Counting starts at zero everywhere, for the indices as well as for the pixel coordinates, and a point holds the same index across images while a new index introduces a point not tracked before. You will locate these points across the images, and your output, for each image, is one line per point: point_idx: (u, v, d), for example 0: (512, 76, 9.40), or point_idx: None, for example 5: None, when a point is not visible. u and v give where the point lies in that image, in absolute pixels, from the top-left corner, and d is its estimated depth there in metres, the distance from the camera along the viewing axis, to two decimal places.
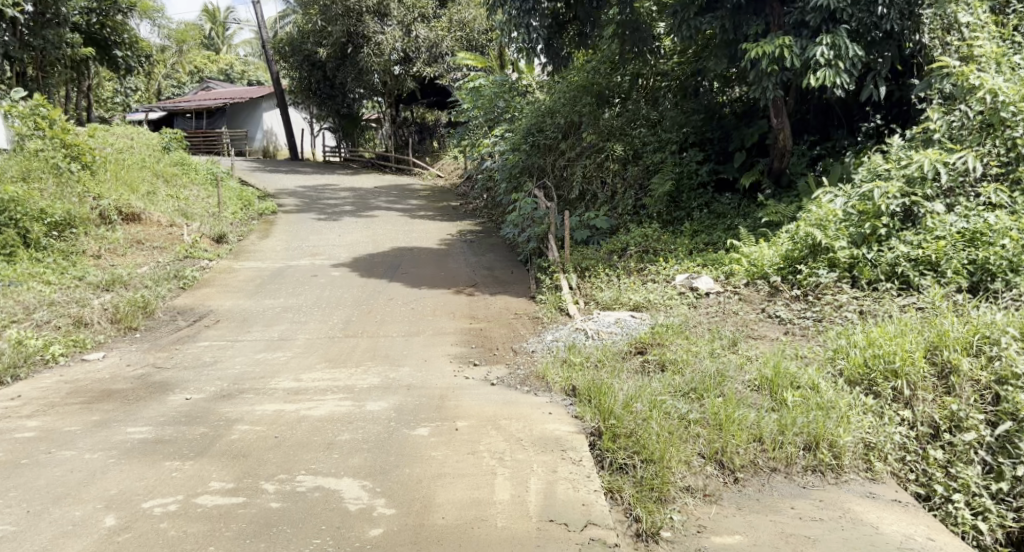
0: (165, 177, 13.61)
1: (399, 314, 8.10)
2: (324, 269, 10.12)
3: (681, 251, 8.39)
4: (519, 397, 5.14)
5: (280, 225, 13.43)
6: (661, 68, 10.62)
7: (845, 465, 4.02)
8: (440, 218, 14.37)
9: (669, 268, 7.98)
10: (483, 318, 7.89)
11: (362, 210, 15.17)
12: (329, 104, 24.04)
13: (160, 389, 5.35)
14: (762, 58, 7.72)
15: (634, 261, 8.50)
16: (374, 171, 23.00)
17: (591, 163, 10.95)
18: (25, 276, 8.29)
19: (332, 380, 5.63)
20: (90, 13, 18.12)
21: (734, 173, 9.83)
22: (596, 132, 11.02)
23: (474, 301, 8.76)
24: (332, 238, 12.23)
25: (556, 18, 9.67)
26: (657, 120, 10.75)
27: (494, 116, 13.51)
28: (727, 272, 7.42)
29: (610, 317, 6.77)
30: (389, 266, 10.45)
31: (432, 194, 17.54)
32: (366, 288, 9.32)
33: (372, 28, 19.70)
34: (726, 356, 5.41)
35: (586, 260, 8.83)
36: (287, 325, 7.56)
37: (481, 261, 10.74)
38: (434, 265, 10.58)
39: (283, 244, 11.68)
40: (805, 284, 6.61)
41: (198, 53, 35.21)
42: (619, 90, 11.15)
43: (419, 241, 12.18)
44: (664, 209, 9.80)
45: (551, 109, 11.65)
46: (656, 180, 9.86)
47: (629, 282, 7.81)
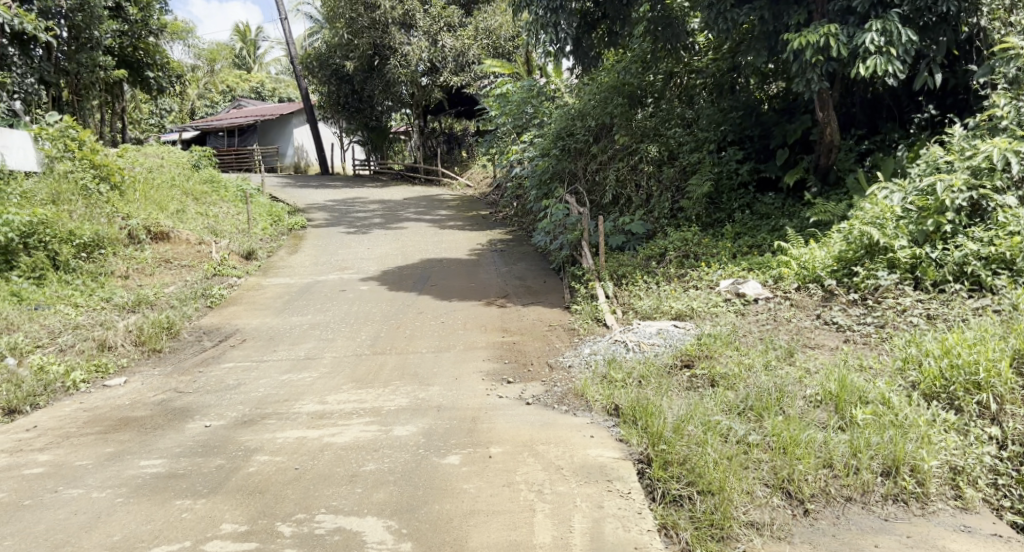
0: (194, 196, 13.58)
1: (429, 328, 7.78)
2: (352, 284, 9.87)
3: (724, 255, 7.94)
4: (557, 417, 4.76)
5: (310, 239, 13.29)
6: (695, 64, 10.12)
7: (930, 493, 3.58)
8: (470, 228, 14.08)
9: (712, 273, 7.54)
10: (517, 330, 7.54)
11: (391, 222, 14.98)
12: (357, 117, 23.86)
13: (179, 416, 5.11)
14: (806, 49, 7.26)
15: (675, 267, 8.05)
16: (404, 183, 22.87)
17: (624, 166, 10.56)
18: (53, 299, 8.19)
19: (358, 402, 5.33)
20: (122, 35, 18.06)
21: (777, 172, 9.35)
22: (628, 133, 10.58)
23: (507, 313, 8.40)
24: (362, 251, 12.01)
25: (585, 18, 9.34)
26: (693, 119, 10.31)
27: (523, 122, 13.20)
28: (775, 276, 6.99)
29: (651, 327, 6.35)
30: (419, 278, 10.17)
31: (462, 203, 17.29)
32: (396, 302, 9.04)
33: (397, 39, 19.52)
34: (782, 369, 4.96)
35: (622, 267, 8.42)
36: (313, 343, 7.29)
37: (512, 271, 10.40)
38: (464, 275, 10.26)
39: (311, 258, 11.48)
40: (863, 287, 6.10)
41: (230, 72, 35.70)
42: (652, 90, 10.54)
43: (449, 252, 11.90)
44: (703, 210, 9.37)
45: (581, 111, 11.25)
46: (694, 181, 9.42)
47: (670, 289, 7.39)
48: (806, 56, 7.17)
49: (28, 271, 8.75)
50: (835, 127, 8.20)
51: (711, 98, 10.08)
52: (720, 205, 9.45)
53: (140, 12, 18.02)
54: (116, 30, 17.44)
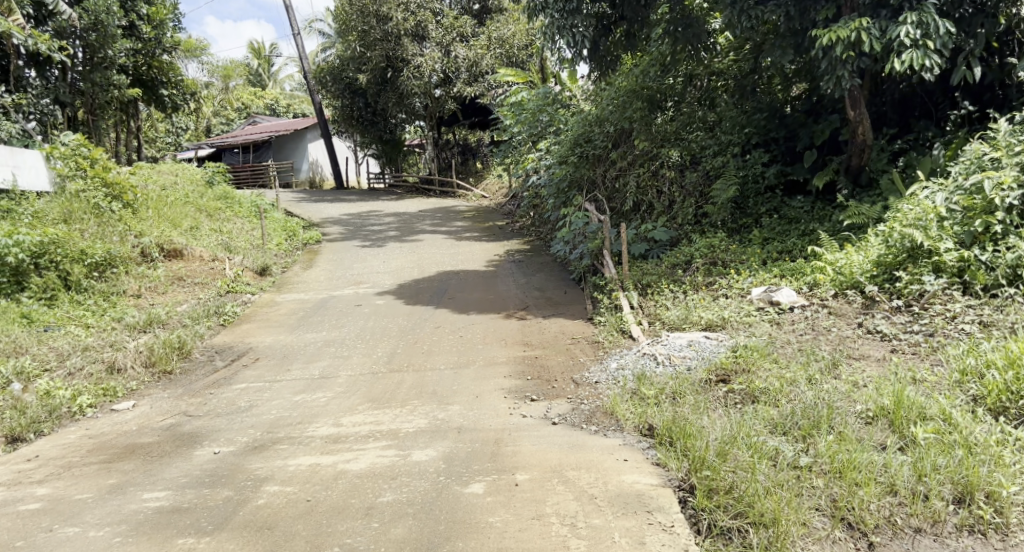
0: (208, 212, 13.45)
1: (448, 343, 7.51)
2: (368, 298, 9.63)
3: (754, 261, 7.62)
4: (586, 438, 4.44)
5: (325, 254, 13.11)
6: (716, 65, 9.77)
7: (1012, 524, 3.25)
8: (486, 239, 13.84)
9: (742, 281, 7.20)
10: (539, 344, 7.24)
11: (407, 235, 14.76)
12: (371, 131, 23.70)
13: (187, 442, 4.86)
14: (836, 44, 6.94)
15: (702, 276, 7.71)
16: (419, 195, 22.71)
17: (644, 172, 10.23)
18: (63, 320, 8.01)
19: (375, 424, 5.05)
20: (137, 54, 18.12)
21: (805, 174, 9.04)
22: (648, 138, 10.27)
23: (528, 326, 8.10)
24: (377, 265, 11.77)
25: (602, 21, 9.10)
26: (716, 122, 9.99)
27: (539, 130, 12.96)
28: (811, 283, 6.67)
29: (681, 339, 6.02)
30: (436, 291, 9.91)
31: (478, 214, 17.07)
32: (412, 316, 8.78)
33: (410, 51, 19.42)
34: (828, 383, 4.60)
35: (647, 276, 8.10)
36: (328, 361, 7.03)
37: (531, 282, 10.12)
38: (482, 288, 9.98)
39: (326, 273, 11.26)
40: (907, 293, 5.75)
41: (244, 90, 35.91)
42: (672, 93, 10.25)
43: (466, 264, 11.65)
44: (729, 216, 9.10)
45: (599, 117, 10.96)
46: (718, 186, 9.12)
47: (699, 299, 7.07)
48: (836, 52, 6.86)
49: (40, 292, 8.58)
50: (867, 125, 7.83)
51: (734, 100, 9.75)
52: (747, 210, 9.15)
53: (153, 30, 18.03)
54: (130, 49, 17.40)
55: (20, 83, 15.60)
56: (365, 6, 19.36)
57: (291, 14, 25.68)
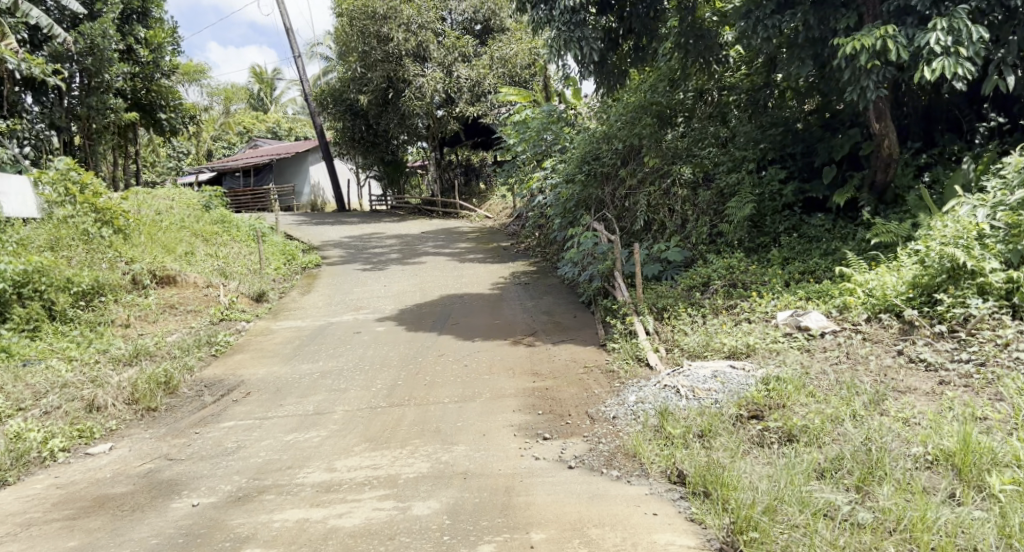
0: (204, 237, 13.08)
1: (454, 372, 7.06)
2: (367, 325, 9.18)
3: (777, 282, 7.19)
4: (608, 485, 3.97)
5: (324, 278, 12.71)
6: (726, 80, 9.58)
7: None
8: (491, 261, 13.44)
9: (765, 306, 6.75)
10: (548, 374, 6.80)
11: (409, 257, 14.38)
12: (373, 151, 23.56)
13: (165, 492, 4.42)
14: (860, 53, 6.58)
15: (722, 299, 7.26)
16: (421, 217, 22.38)
17: (655, 191, 9.83)
18: (45, 352, 7.58)
19: (372, 468, 4.59)
20: (135, 78, 17.90)
21: (823, 192, 8.67)
22: (658, 155, 9.85)
23: (536, 354, 7.64)
24: (378, 289, 11.34)
25: (608, 35, 8.79)
26: (729, 137, 9.61)
27: (543, 149, 12.60)
28: (841, 306, 6.24)
29: (705, 369, 5.56)
30: (439, 316, 9.46)
31: (482, 235, 16.69)
32: (415, 343, 8.33)
33: (412, 71, 19.13)
34: (875, 420, 4.12)
35: (662, 299, 7.65)
36: (324, 395, 6.58)
37: (538, 305, 9.70)
38: (487, 312, 9.54)
39: (325, 298, 10.82)
40: (949, 317, 5.33)
41: (246, 114, 35.78)
42: (682, 108, 9.94)
43: (470, 286, 11.24)
44: (745, 235, 8.69)
45: (607, 134, 10.55)
46: (733, 204, 8.74)
47: (723, 326, 6.62)
48: (861, 63, 6.50)
49: (22, 323, 8.14)
50: (893, 139, 7.39)
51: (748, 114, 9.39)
52: (764, 229, 8.78)
53: (151, 54, 17.70)
54: (127, 72, 16.99)
55: (15, 107, 15.29)
56: (365, 27, 19.09)
57: (291, 36, 25.47)
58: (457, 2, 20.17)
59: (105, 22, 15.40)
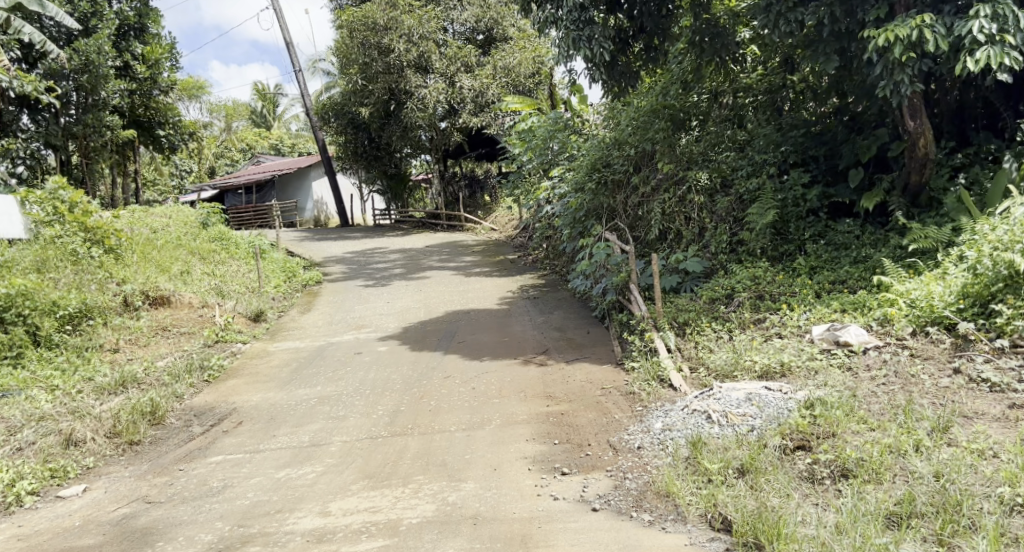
0: (201, 255, 12.62)
1: (462, 395, 6.58)
2: (369, 344, 8.68)
3: (807, 294, 6.71)
4: (641, 536, 3.53)
5: (324, 295, 12.24)
6: (742, 81, 9.14)
7: None
8: (497, 274, 12.97)
9: (797, 320, 6.23)
10: (563, 395, 6.31)
11: (413, 271, 13.91)
12: (375, 165, 23.11)
13: (136, 545, 3.92)
14: (894, 44, 6.11)
15: (748, 312, 6.75)
16: (425, 230, 21.97)
17: (670, 198, 9.26)
18: (27, 381, 7.11)
19: (371, 511, 4.09)
20: (133, 95, 17.54)
21: (849, 196, 8.20)
22: (672, 161, 9.35)
23: (550, 374, 7.13)
24: (381, 306, 10.85)
25: (620, 35, 8.36)
26: (747, 141, 9.13)
27: (549, 158, 12.16)
28: (882, 318, 5.75)
29: (737, 391, 5.09)
30: (445, 333, 8.95)
31: (487, 248, 16.24)
32: (419, 363, 7.83)
33: (413, 82, 18.74)
34: (944, 453, 3.64)
35: (683, 312, 7.15)
36: (321, 423, 6.08)
37: (549, 320, 9.20)
38: (496, 328, 9.03)
39: (325, 316, 10.32)
40: (1010, 330, 4.94)
41: (248, 131, 35.52)
42: (696, 112, 9.45)
43: (477, 301, 10.75)
44: (768, 243, 8.23)
45: (618, 139, 10.10)
46: (753, 210, 8.27)
47: (754, 342, 6.10)
48: (895, 55, 6.03)
49: (3, 349, 7.66)
50: (930, 137, 6.83)
51: (766, 117, 8.92)
52: (789, 236, 8.31)
53: (150, 69, 17.30)
54: (125, 89, 16.56)
55: (9, 127, 14.90)
56: (365, 38, 18.73)
57: (291, 51, 25.20)
58: (458, 13, 19.80)
59: (100, 38, 15.01)
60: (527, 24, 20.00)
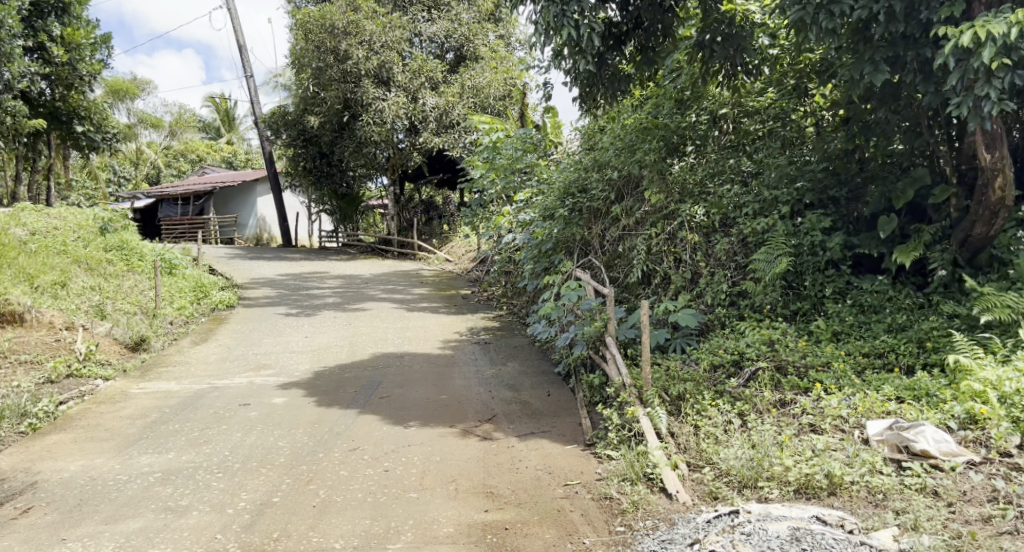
0: (89, 265, 10.49)
1: (367, 482, 4.67)
2: (265, 392, 6.70)
3: (844, 369, 5.04)
4: None
5: (235, 321, 10.21)
6: (749, 104, 7.60)
7: None
8: (446, 310, 11.14)
9: (838, 405, 4.54)
10: (508, 493, 4.46)
11: (349, 301, 11.97)
12: (324, 182, 21.03)
13: None
14: (984, 47, 4.58)
15: (765, 390, 5.02)
16: (374, 257, 20.08)
17: (657, 235, 7.62)
18: None
19: None
20: (46, 80, 15.26)
21: (879, 248, 6.64)
22: (662, 190, 7.71)
23: (496, 452, 5.28)
24: (297, 341, 8.86)
25: (609, 28, 6.77)
26: (754, 173, 7.56)
27: (513, 182, 10.48)
28: (963, 416, 4.10)
29: (776, 525, 3.35)
30: (366, 383, 7.03)
31: (439, 280, 14.42)
32: (321, 422, 5.88)
33: (371, 93, 16.94)
34: None
35: (676, 380, 5.41)
36: (147, 517, 4.11)
37: (500, 373, 7.38)
38: (431, 379, 7.16)
39: (223, 350, 8.31)
40: None
41: (198, 140, 33.29)
42: (694, 135, 7.75)
43: (415, 342, 8.88)
44: (778, 299, 6.62)
45: (597, 160, 8.46)
46: (761, 256, 6.68)
47: (781, 435, 4.36)
48: (984, 59, 4.51)
49: None
50: (1011, 174, 5.51)
51: (778, 146, 7.37)
52: (802, 292, 6.70)
53: (69, 51, 15.15)
54: (35, 72, 14.34)
55: None
56: (321, 42, 17.00)
57: (244, 54, 23.25)
58: (426, 26, 18.17)
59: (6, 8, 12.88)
60: (500, 44, 18.61)
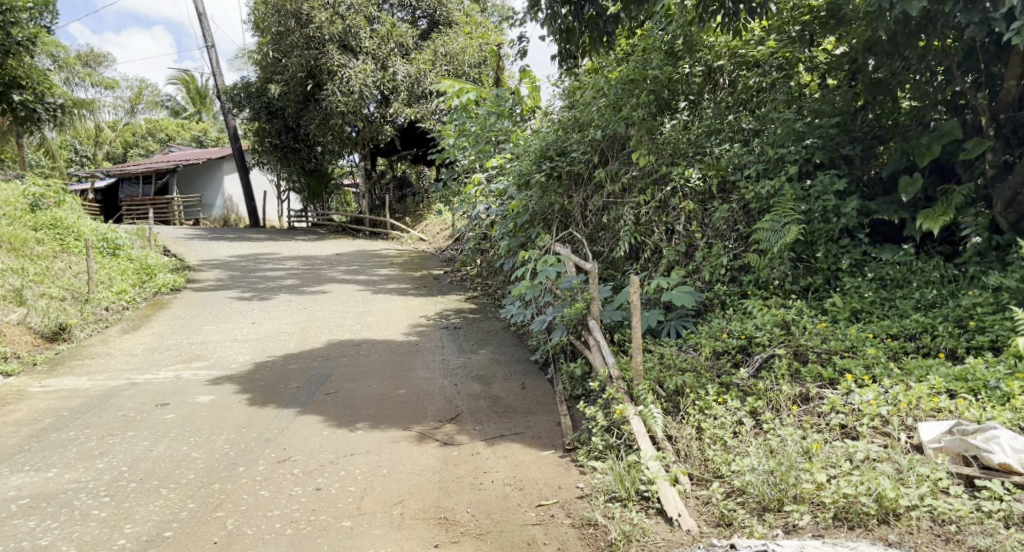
0: (13, 245, 9.42)
1: (291, 506, 3.75)
2: (191, 388, 5.74)
3: (880, 353, 4.15)
4: None
5: (177, 306, 9.18)
6: (749, 54, 6.63)
7: None
8: (415, 292, 10.18)
9: (874, 402, 3.65)
10: (467, 519, 3.57)
11: (310, 282, 10.94)
12: (291, 158, 19.78)
13: None
14: None
15: (782, 382, 4.13)
16: (345, 237, 19.04)
17: (645, 202, 6.72)
18: None
19: None
20: None
21: (900, 213, 5.75)
22: (651, 151, 6.77)
23: (456, 460, 4.36)
24: (241, 329, 7.85)
25: None
26: (755, 132, 6.63)
27: (486, 150, 9.49)
28: None
29: None
30: (312, 376, 6.07)
31: (411, 259, 13.43)
32: (249, 426, 4.92)
33: (337, 60, 15.74)
34: None
35: (672, 372, 4.50)
36: None
37: (468, 363, 6.45)
38: (389, 371, 6.21)
39: (155, 340, 7.32)
40: None
41: (166, 119, 32.03)
42: (686, 90, 6.92)
43: (377, 328, 7.93)
44: (786, 273, 5.73)
45: (576, 120, 7.48)
46: (766, 224, 5.78)
47: (806, 441, 3.48)
48: None
49: None
50: None
51: (783, 99, 6.41)
52: (813, 265, 5.81)
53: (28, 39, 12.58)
54: None
55: None
56: (282, 5, 15.87)
57: (204, 23, 21.87)
58: None
59: None
60: (476, 10, 17.58)
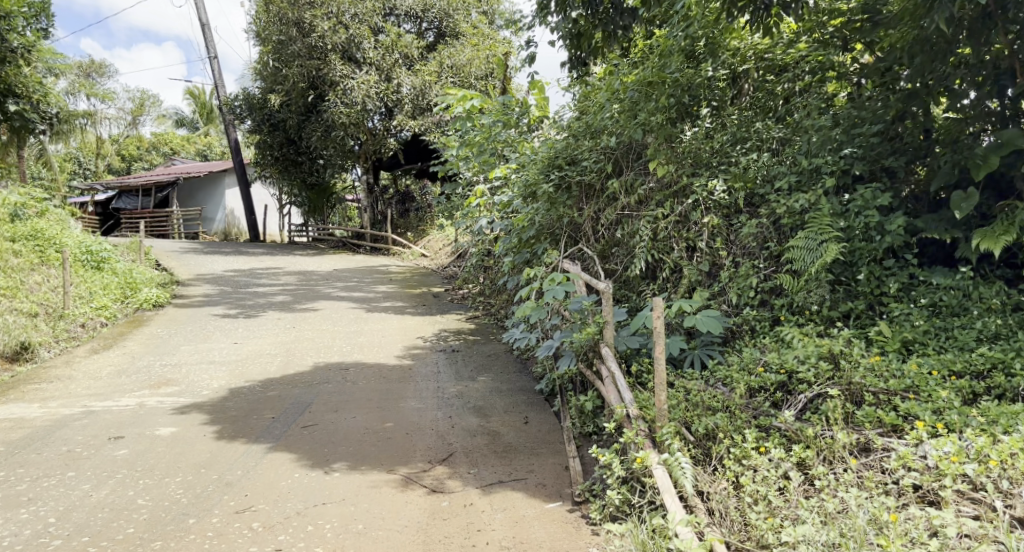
0: None
1: None
2: (152, 418, 5.11)
3: (951, 396, 3.49)
4: None
5: (156, 323, 8.56)
6: (777, 57, 6.05)
7: None
8: (413, 311, 9.55)
9: (956, 457, 2.99)
10: None
11: (303, 299, 10.33)
12: (292, 171, 19.28)
13: None
14: None
15: (835, 428, 3.48)
16: (345, 252, 18.48)
17: (663, 216, 6.09)
18: None
19: None
20: None
21: (955, 231, 5.10)
22: (670, 161, 6.15)
23: (446, 512, 3.70)
24: (221, 349, 7.21)
25: None
26: (785, 141, 6.01)
27: (491, 161, 8.89)
28: None
29: None
30: (290, 406, 5.43)
31: (412, 277, 12.82)
32: (209, 465, 4.27)
33: (339, 70, 15.24)
34: None
35: (699, 411, 3.84)
36: None
37: (466, 391, 5.79)
38: (377, 401, 5.56)
39: (123, 361, 6.69)
40: None
41: (170, 133, 31.80)
42: (708, 96, 6.32)
43: (369, 350, 7.29)
44: (824, 296, 5.07)
45: (587, 128, 6.88)
46: (800, 242, 5.15)
47: (876, 507, 2.83)
48: None
49: None
50: None
51: (817, 105, 5.78)
52: (854, 288, 5.15)
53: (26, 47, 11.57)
54: None
55: None
56: (284, 13, 15.43)
57: (208, 34, 21.53)
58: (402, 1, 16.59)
59: None
60: (484, 22, 17.13)
